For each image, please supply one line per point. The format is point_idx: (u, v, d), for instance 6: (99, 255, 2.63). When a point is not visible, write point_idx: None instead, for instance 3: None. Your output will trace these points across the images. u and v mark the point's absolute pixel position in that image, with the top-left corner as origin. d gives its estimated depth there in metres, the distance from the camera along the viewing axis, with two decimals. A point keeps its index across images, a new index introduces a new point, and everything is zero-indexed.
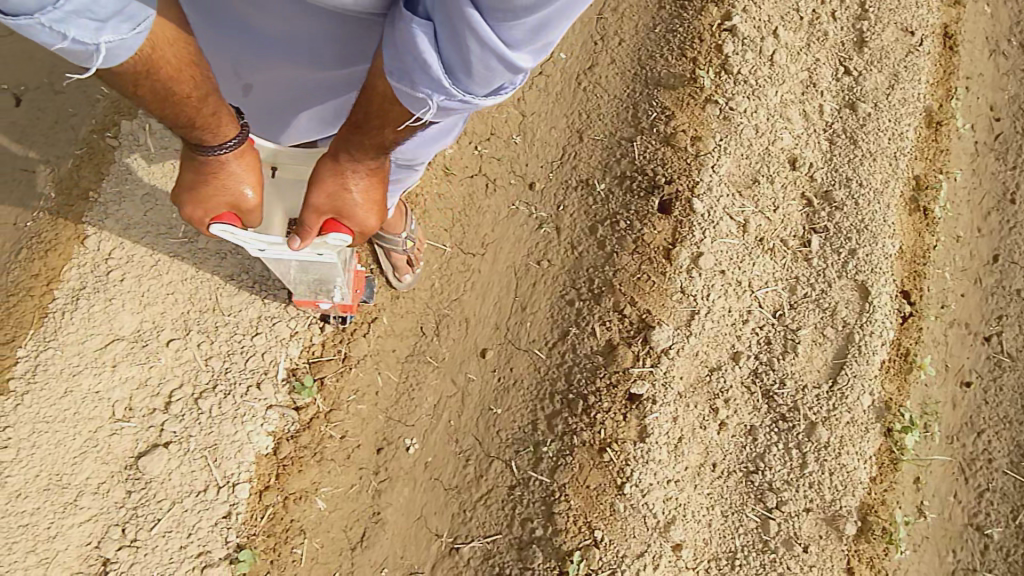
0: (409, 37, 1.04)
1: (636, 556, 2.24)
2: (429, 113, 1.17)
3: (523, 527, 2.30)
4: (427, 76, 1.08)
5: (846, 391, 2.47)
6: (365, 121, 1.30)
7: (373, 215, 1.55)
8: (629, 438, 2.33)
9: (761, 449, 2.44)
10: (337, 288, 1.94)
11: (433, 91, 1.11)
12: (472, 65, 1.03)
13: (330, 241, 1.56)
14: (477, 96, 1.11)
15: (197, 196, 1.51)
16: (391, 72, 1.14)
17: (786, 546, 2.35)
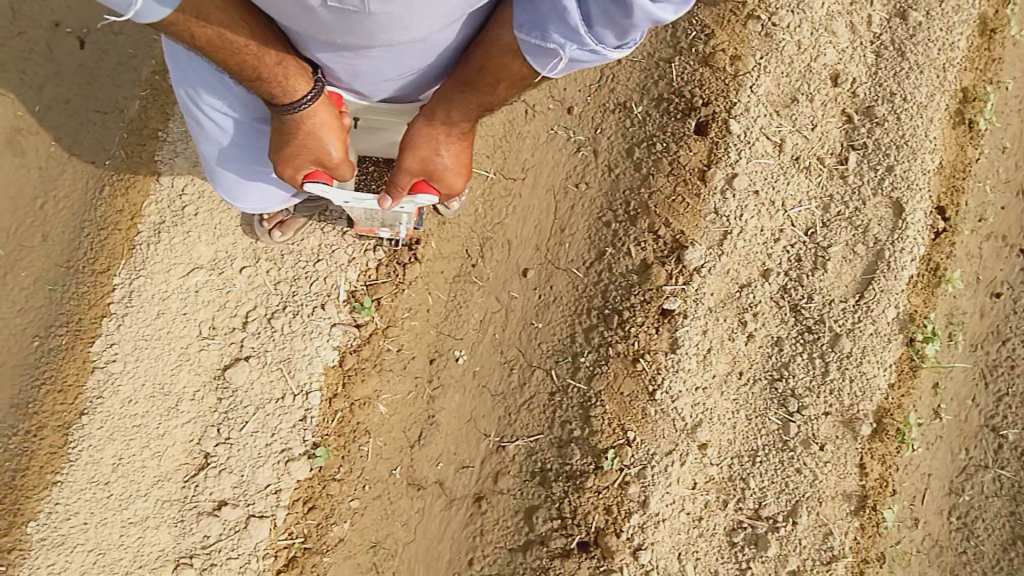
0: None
1: (665, 453, 2.49)
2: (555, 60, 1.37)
3: (562, 427, 2.56)
4: (564, 27, 1.28)
5: (873, 305, 2.57)
6: (477, 82, 1.53)
7: (458, 177, 1.82)
8: (661, 350, 2.51)
9: (786, 359, 2.61)
10: (400, 225, 2.16)
11: (565, 40, 1.31)
12: (611, 17, 1.23)
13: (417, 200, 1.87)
14: (607, 45, 1.31)
15: (285, 153, 1.74)
16: (520, 26, 1.35)
17: (804, 445, 2.57)
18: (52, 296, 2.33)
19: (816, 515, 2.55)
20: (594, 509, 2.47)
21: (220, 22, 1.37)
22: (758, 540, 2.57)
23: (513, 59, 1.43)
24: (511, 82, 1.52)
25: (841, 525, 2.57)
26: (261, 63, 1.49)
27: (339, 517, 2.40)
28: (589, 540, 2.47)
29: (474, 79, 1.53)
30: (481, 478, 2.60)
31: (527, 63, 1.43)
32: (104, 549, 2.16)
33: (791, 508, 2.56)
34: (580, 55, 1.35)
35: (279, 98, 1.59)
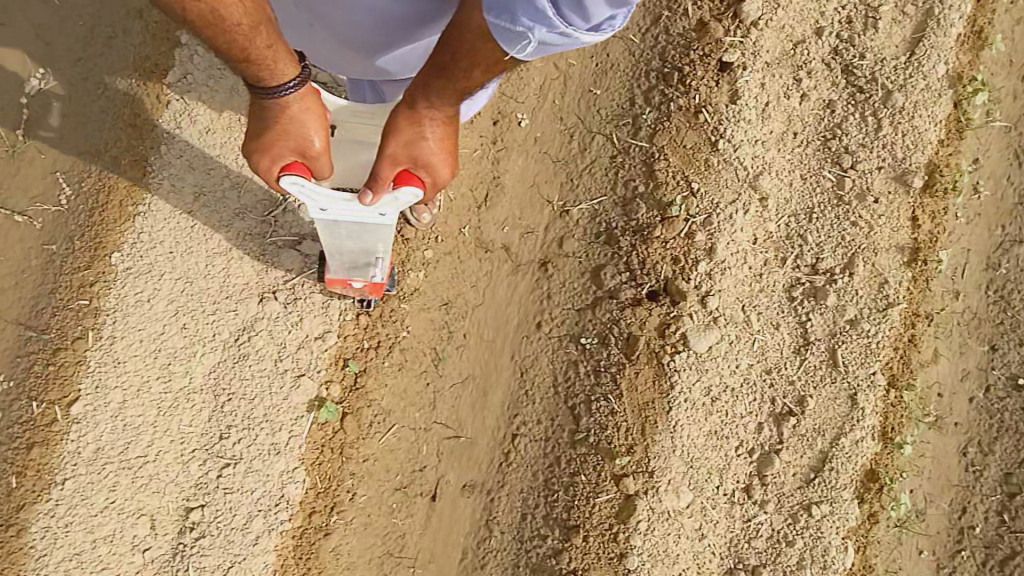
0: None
1: (729, 203, 2.58)
2: (527, 47, 1.38)
3: (626, 187, 2.61)
4: (531, 8, 1.29)
5: (924, 60, 2.67)
6: (451, 66, 1.52)
7: (445, 165, 1.74)
8: (722, 102, 2.60)
9: (839, 120, 2.67)
10: (376, 262, 2.02)
11: (534, 24, 1.32)
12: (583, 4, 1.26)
13: (400, 196, 1.67)
14: (576, 28, 1.33)
15: (266, 142, 1.69)
16: (491, 8, 1.34)
17: (859, 199, 2.65)
18: (114, 41, 2.33)
19: (871, 265, 2.64)
20: (662, 260, 2.55)
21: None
22: (816, 293, 2.64)
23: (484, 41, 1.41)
24: (486, 66, 1.49)
25: (895, 274, 2.65)
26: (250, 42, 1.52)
27: (415, 264, 2.49)
28: (658, 290, 2.55)
29: (449, 63, 1.52)
30: (545, 245, 2.63)
31: (496, 45, 1.42)
32: (191, 278, 2.22)
33: (848, 260, 2.64)
34: (549, 39, 1.36)
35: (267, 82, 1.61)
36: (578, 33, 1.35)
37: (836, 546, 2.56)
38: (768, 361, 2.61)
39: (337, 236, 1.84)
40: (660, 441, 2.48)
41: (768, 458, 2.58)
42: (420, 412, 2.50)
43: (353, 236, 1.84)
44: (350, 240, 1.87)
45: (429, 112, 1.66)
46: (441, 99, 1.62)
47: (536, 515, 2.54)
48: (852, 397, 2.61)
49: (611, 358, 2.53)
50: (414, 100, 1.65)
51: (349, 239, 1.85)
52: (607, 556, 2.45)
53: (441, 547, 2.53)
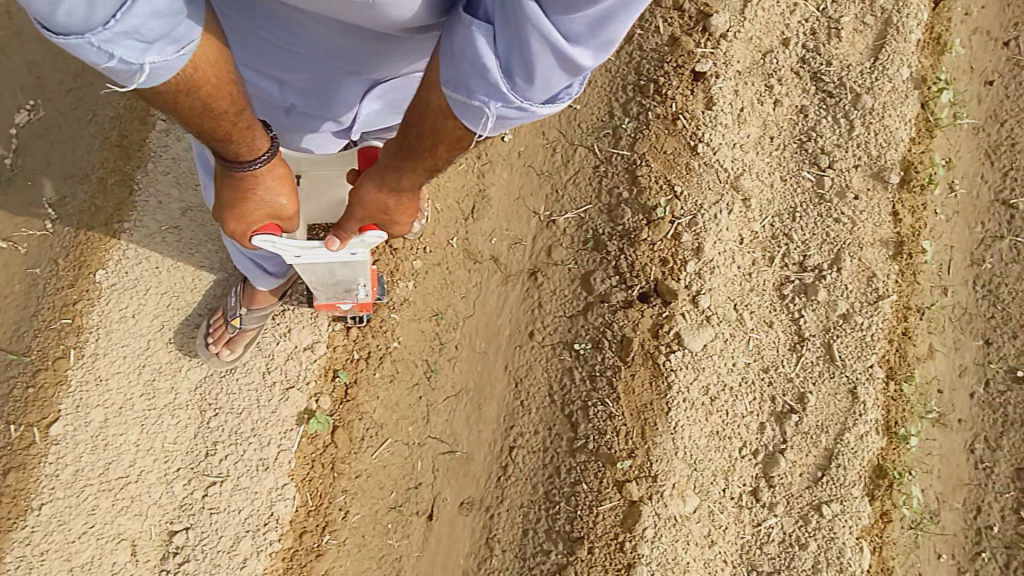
0: (467, 41, 1.06)
1: (712, 204, 2.59)
2: (487, 123, 1.18)
3: (610, 194, 2.62)
4: (485, 82, 1.09)
5: (889, 64, 2.73)
6: (417, 146, 1.32)
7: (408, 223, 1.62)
8: (698, 108, 2.64)
9: (812, 123, 2.70)
10: (358, 288, 1.96)
11: (490, 98, 1.12)
12: (534, 74, 1.05)
13: (367, 239, 1.63)
14: (536, 102, 1.12)
15: (237, 214, 1.49)
16: (447, 82, 1.15)
17: (840, 196, 2.66)
18: (104, 71, 2.40)
19: (858, 260, 2.63)
20: (650, 262, 2.53)
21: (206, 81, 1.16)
22: (807, 289, 2.63)
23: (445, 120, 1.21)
24: (451, 146, 1.30)
25: (883, 268, 2.65)
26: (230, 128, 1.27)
27: (404, 274, 2.49)
28: (649, 292, 2.52)
29: (415, 146, 1.31)
30: (534, 254, 2.61)
31: (458, 123, 1.22)
32: (177, 293, 2.23)
33: (834, 256, 2.64)
34: (507, 114, 1.16)
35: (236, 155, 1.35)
36: (536, 107, 1.15)
37: (850, 546, 2.48)
38: (765, 359, 2.58)
39: (315, 273, 1.79)
40: (662, 443, 2.42)
41: (773, 458, 2.53)
42: (414, 426, 2.43)
43: (329, 271, 1.79)
44: (327, 275, 1.82)
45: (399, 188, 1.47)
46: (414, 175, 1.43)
47: (539, 530, 2.45)
48: (853, 392, 2.57)
49: (606, 362, 2.48)
50: (385, 174, 1.45)
51: (325, 274, 1.79)
52: (614, 568, 2.35)
53: (440, 570, 2.42)
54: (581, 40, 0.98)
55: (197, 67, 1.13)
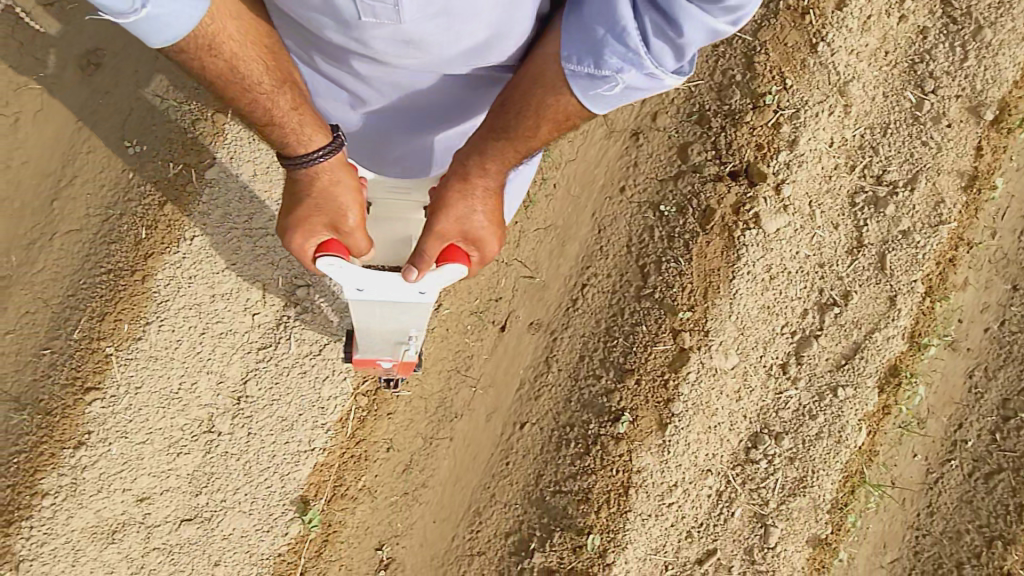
0: (607, 14, 1.35)
1: (817, 103, 2.73)
2: (614, 89, 1.43)
3: (724, 74, 2.73)
4: (621, 46, 1.35)
5: (1016, 4, 2.80)
6: (514, 125, 1.56)
7: (491, 236, 1.76)
8: (828, 7, 2.72)
9: (929, 46, 2.82)
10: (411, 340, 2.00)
11: (623, 63, 1.37)
12: (669, 38, 1.31)
13: (445, 271, 1.71)
14: (665, 66, 1.38)
15: (299, 216, 1.69)
16: (577, 56, 1.41)
17: (934, 121, 2.82)
18: None
19: (932, 184, 2.84)
20: (747, 145, 2.71)
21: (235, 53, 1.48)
22: (877, 202, 2.85)
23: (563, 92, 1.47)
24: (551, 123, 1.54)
25: (952, 196, 2.86)
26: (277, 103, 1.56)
27: None
28: (740, 171, 2.72)
29: (512, 125, 1.55)
30: (640, 116, 2.78)
31: (573, 95, 1.48)
32: None
33: (912, 176, 2.84)
34: (635, 82, 1.41)
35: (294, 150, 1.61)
36: (662, 75, 1.40)
37: (852, 426, 2.88)
38: (823, 255, 2.84)
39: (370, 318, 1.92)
40: (718, 304, 2.72)
41: (807, 340, 2.86)
42: (505, 247, 2.74)
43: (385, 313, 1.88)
44: (383, 317, 1.91)
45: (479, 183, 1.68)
46: (495, 169, 1.65)
47: (594, 357, 2.79)
48: (892, 299, 2.87)
49: (686, 227, 2.73)
50: (467, 169, 1.67)
51: (384, 320, 1.89)
52: (654, 400, 2.72)
53: (502, 375, 2.80)
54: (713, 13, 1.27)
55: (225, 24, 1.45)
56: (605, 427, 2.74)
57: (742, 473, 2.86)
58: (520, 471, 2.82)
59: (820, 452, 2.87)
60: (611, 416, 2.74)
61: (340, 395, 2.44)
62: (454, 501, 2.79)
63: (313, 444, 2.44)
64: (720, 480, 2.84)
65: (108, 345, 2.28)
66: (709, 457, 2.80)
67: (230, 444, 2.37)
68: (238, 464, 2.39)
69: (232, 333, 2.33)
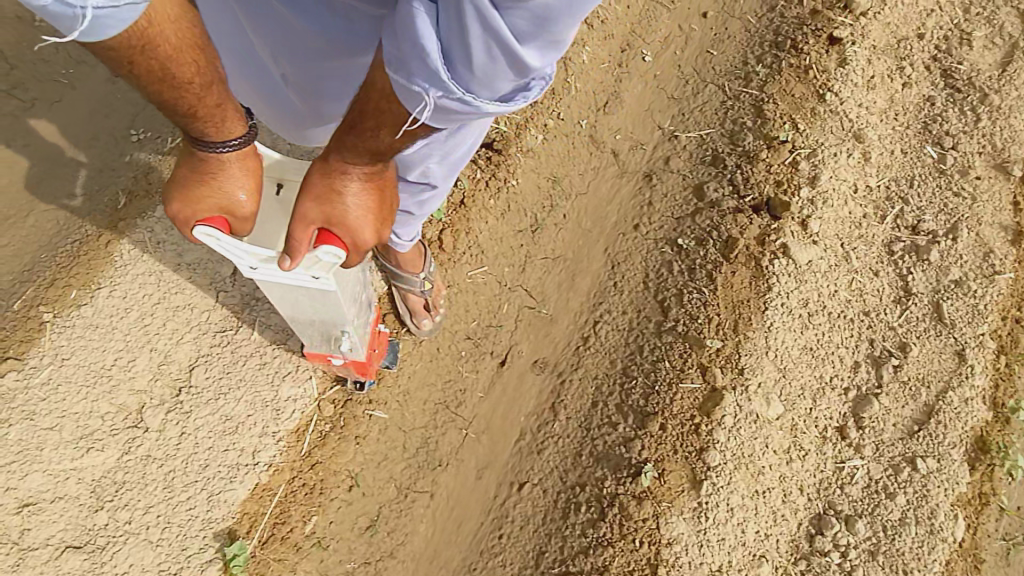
0: (405, 18, 0.95)
1: (833, 145, 2.67)
2: (426, 111, 1.05)
3: (734, 121, 2.70)
4: (424, 66, 0.97)
5: (1015, 77, 2.82)
6: (357, 119, 1.17)
7: (371, 228, 1.38)
8: (832, 66, 2.77)
9: (940, 110, 2.81)
10: (343, 335, 1.77)
11: (429, 84, 1.00)
12: (478, 61, 0.93)
13: (323, 257, 1.37)
14: (482, 96, 1.00)
15: (188, 200, 1.43)
16: (385, 64, 1.03)
17: (961, 173, 2.69)
18: None
19: (976, 234, 2.59)
20: (765, 181, 2.56)
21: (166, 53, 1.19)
22: (918, 251, 2.58)
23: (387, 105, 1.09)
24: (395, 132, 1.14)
25: (1001, 249, 2.59)
26: (200, 104, 1.30)
27: (536, 127, 2.62)
28: (761, 205, 2.53)
29: (355, 122, 1.17)
30: (652, 160, 2.69)
31: (399, 110, 1.09)
32: None
33: (951, 226, 2.60)
34: (450, 107, 1.04)
35: (206, 137, 1.37)
36: (483, 105, 1.03)
37: (945, 512, 2.24)
38: (867, 302, 2.50)
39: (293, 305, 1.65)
40: (753, 338, 2.35)
41: (864, 400, 2.37)
42: (509, 269, 2.49)
43: (308, 307, 1.60)
44: (306, 311, 1.64)
45: (340, 168, 1.30)
46: (355, 156, 1.27)
47: (609, 403, 2.33)
48: (960, 354, 2.44)
49: (708, 257, 2.46)
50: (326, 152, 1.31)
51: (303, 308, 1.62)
52: (683, 450, 2.22)
53: (500, 419, 2.33)
54: (529, 38, 0.90)
55: (155, 25, 1.15)
56: (624, 484, 2.18)
57: (808, 570, 2.17)
58: (515, 549, 2.18)
59: (908, 544, 2.19)
60: (631, 470, 2.20)
61: (302, 396, 2.07)
62: None
63: (257, 457, 1.99)
64: None
65: (48, 312, 2.02)
66: (759, 536, 2.17)
67: (156, 445, 1.93)
68: (158, 473, 1.92)
69: (188, 309, 2.05)
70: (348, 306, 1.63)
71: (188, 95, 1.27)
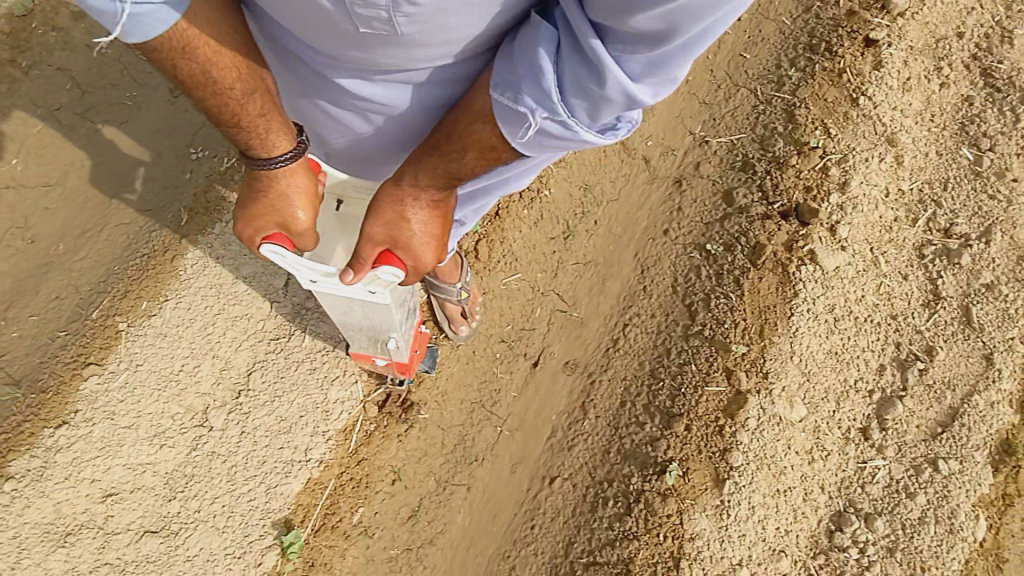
0: (530, 48, 1.08)
1: (865, 150, 2.66)
2: (525, 133, 1.16)
3: (765, 127, 2.72)
4: (537, 89, 1.08)
5: None
6: (444, 143, 1.30)
7: (429, 252, 1.48)
8: (866, 69, 2.76)
9: (977, 111, 2.77)
10: (387, 338, 1.94)
11: (537, 107, 1.10)
12: (589, 92, 1.05)
13: (382, 276, 1.46)
14: (582, 123, 1.12)
15: (248, 213, 1.55)
16: (496, 86, 1.14)
17: (998, 176, 2.66)
18: None
19: (1010, 238, 2.58)
20: (794, 187, 2.59)
21: (205, 56, 1.31)
22: (950, 254, 2.59)
23: (484, 123, 1.21)
24: (482, 153, 1.27)
25: None
26: (243, 112, 1.40)
27: None
28: (789, 212, 2.57)
29: (443, 140, 1.30)
30: (682, 165, 2.74)
31: (496, 130, 1.20)
32: None
33: (985, 229, 2.60)
34: (549, 132, 1.15)
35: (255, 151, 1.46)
36: (580, 133, 1.14)
37: (966, 512, 2.30)
38: (895, 307, 2.53)
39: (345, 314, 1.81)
40: (778, 343, 2.42)
41: (889, 402, 2.42)
42: (542, 275, 2.60)
43: (360, 314, 1.76)
44: (357, 318, 1.81)
45: (412, 195, 1.40)
46: (430, 182, 1.38)
47: (637, 403, 2.45)
48: (988, 358, 2.46)
49: (736, 264, 2.53)
50: (399, 176, 1.41)
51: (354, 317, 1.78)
52: (708, 450, 2.32)
53: (533, 417, 2.47)
54: (641, 77, 1.02)
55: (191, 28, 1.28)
56: (650, 481, 2.30)
57: (827, 565, 2.26)
58: (546, 539, 2.34)
59: (927, 542, 2.27)
60: (656, 469, 2.31)
61: (348, 399, 2.24)
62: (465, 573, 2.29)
63: (309, 454, 2.17)
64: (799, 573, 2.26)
65: (122, 321, 2.22)
66: (779, 532, 2.27)
67: (219, 442, 2.14)
68: (223, 468, 2.12)
69: (246, 318, 2.24)
70: (395, 315, 1.79)
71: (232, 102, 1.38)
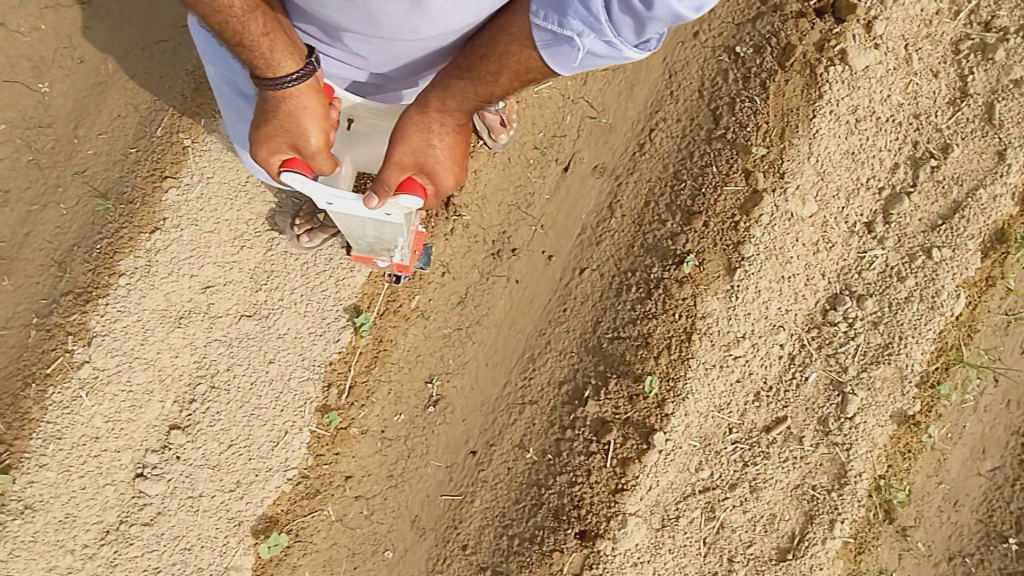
0: None
1: None
2: (575, 49, 1.37)
3: None
4: (581, 14, 1.27)
5: None
6: (477, 66, 1.56)
7: (449, 174, 1.77)
8: None
9: None
10: (395, 249, 2.12)
11: (582, 28, 1.30)
12: (626, 15, 1.22)
13: (403, 202, 1.70)
14: (624, 37, 1.30)
15: (264, 134, 1.73)
16: (545, 11, 1.34)
17: None
18: None
19: None
20: None
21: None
22: (986, 48, 2.59)
23: (529, 46, 1.44)
24: (513, 74, 1.53)
25: None
26: (245, 32, 1.53)
27: None
28: (826, 8, 2.56)
29: (475, 66, 1.55)
30: None
31: (541, 53, 1.43)
32: None
33: None
34: (596, 47, 1.35)
35: (266, 74, 1.62)
36: (623, 44, 1.33)
37: (949, 292, 2.58)
38: (920, 105, 2.60)
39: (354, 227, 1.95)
40: (797, 145, 2.56)
41: (898, 197, 2.60)
42: (571, 83, 2.70)
43: (368, 231, 1.94)
44: (361, 231, 1.98)
45: (440, 119, 1.69)
46: (455, 105, 1.66)
47: (660, 203, 2.67)
48: (1000, 154, 2.58)
49: (764, 66, 2.56)
50: (428, 100, 1.68)
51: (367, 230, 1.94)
52: (723, 243, 2.58)
53: (564, 217, 2.72)
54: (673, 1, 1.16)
55: None
56: (669, 270, 2.60)
57: (818, 337, 2.64)
58: (576, 319, 2.72)
59: (909, 318, 2.59)
60: (675, 259, 2.60)
61: None
62: (508, 345, 2.74)
63: None
64: (793, 343, 2.64)
65: (186, 138, 2.44)
66: (781, 311, 2.61)
67: (291, 243, 2.47)
68: (296, 264, 2.48)
69: None
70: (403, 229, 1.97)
71: (236, 22, 1.52)
